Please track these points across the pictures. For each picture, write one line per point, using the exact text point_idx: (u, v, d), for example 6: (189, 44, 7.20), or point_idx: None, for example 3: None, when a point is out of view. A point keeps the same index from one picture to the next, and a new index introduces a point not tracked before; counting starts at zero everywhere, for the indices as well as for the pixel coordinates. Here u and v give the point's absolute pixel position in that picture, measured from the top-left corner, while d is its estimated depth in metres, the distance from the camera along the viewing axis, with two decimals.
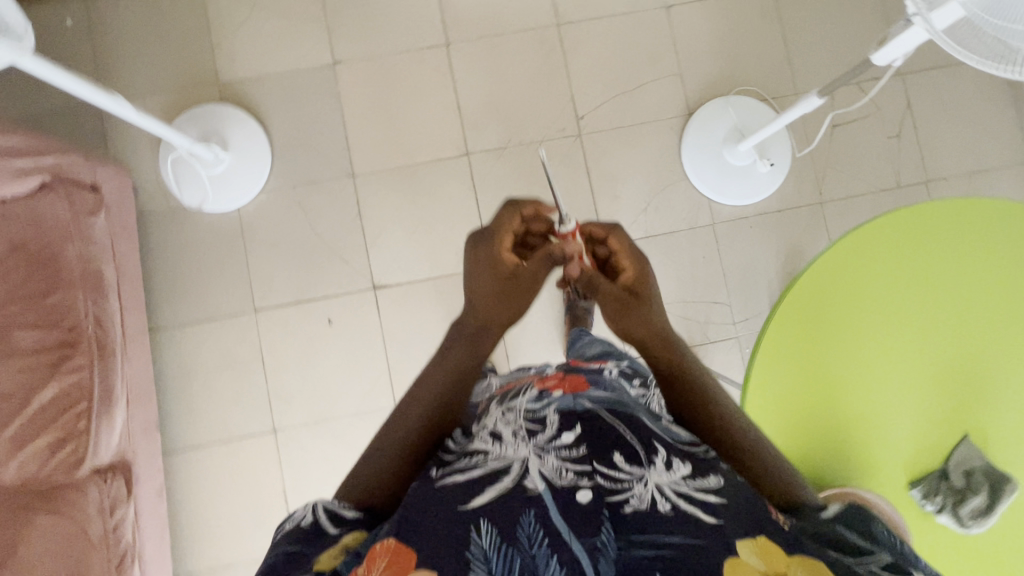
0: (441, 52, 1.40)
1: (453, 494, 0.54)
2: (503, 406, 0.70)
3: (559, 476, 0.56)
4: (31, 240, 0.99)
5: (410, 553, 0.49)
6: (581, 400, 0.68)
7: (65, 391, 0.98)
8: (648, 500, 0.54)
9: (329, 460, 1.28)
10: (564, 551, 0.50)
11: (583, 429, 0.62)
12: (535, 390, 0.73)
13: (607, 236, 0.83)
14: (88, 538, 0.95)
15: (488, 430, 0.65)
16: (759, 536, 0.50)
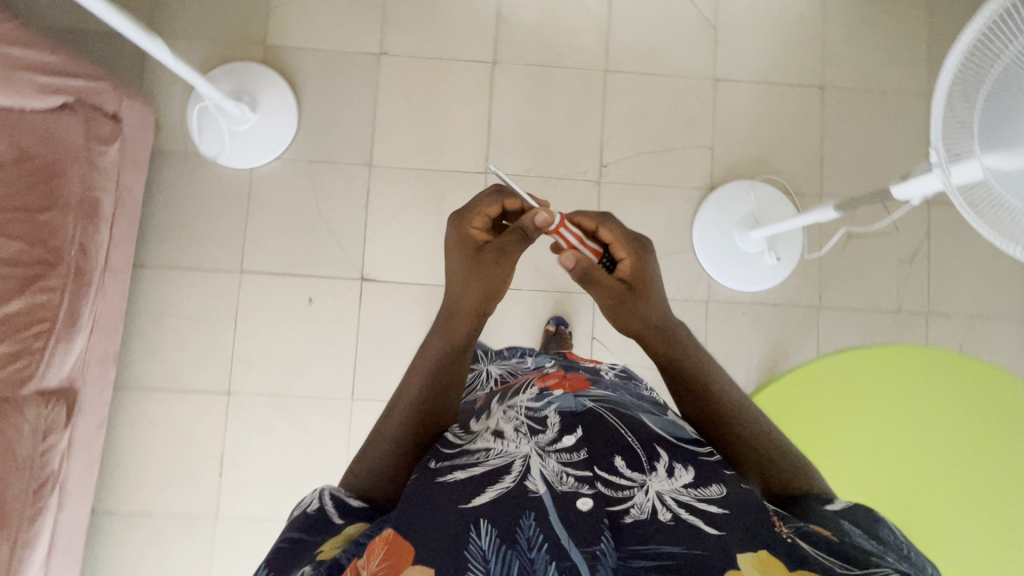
0: (486, 69, 1.41)
1: (452, 493, 0.55)
2: (505, 404, 0.72)
3: (560, 480, 0.57)
4: (40, 154, 1.01)
5: (409, 550, 0.51)
6: (583, 400, 0.70)
7: (31, 309, 0.98)
8: (648, 510, 0.55)
9: (273, 435, 1.28)
10: (564, 560, 0.50)
11: (585, 431, 0.64)
12: (535, 389, 0.75)
13: (598, 227, 0.84)
14: (15, 457, 0.95)
15: (490, 429, 0.66)
16: (761, 551, 0.50)
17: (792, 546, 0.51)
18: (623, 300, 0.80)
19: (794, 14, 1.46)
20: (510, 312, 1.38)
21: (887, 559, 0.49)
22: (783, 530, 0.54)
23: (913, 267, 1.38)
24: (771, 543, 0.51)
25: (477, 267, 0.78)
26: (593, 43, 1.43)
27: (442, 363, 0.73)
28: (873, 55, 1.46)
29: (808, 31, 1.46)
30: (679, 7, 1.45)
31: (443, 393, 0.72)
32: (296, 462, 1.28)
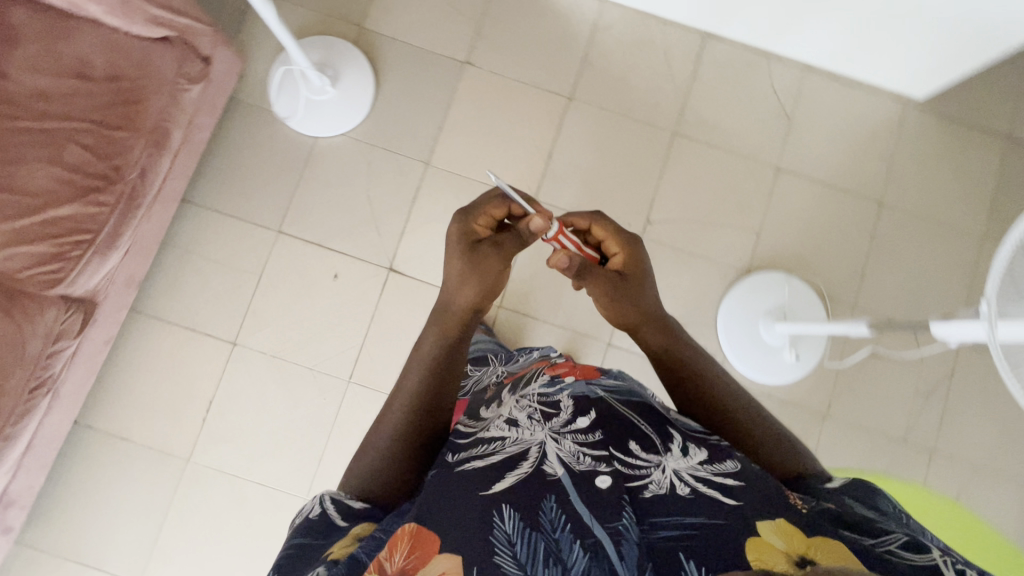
0: (561, 103, 1.44)
1: (472, 480, 0.59)
2: (517, 396, 0.81)
3: (578, 462, 0.62)
4: (129, 78, 1.04)
5: (434, 538, 0.54)
6: (594, 390, 0.79)
7: (78, 217, 1.01)
8: (666, 485, 0.58)
9: (264, 396, 1.29)
10: (589, 537, 0.52)
11: (597, 415, 0.71)
12: (545, 377, 0.87)
13: (591, 224, 0.90)
14: (22, 353, 0.98)
15: (505, 418, 0.73)
16: (779, 520, 0.53)
17: (810, 520, 0.54)
18: (618, 295, 0.85)
19: (869, 126, 1.48)
20: (522, 339, 1.38)
21: (895, 527, 0.55)
22: (793, 502, 0.58)
23: (929, 401, 1.36)
24: (788, 511, 0.54)
25: (475, 261, 0.83)
26: (668, 105, 1.46)
27: (436, 361, 0.80)
28: (937, 184, 1.46)
29: (879, 146, 1.47)
30: (759, 92, 1.48)
31: (438, 388, 0.78)
32: (279, 428, 1.29)
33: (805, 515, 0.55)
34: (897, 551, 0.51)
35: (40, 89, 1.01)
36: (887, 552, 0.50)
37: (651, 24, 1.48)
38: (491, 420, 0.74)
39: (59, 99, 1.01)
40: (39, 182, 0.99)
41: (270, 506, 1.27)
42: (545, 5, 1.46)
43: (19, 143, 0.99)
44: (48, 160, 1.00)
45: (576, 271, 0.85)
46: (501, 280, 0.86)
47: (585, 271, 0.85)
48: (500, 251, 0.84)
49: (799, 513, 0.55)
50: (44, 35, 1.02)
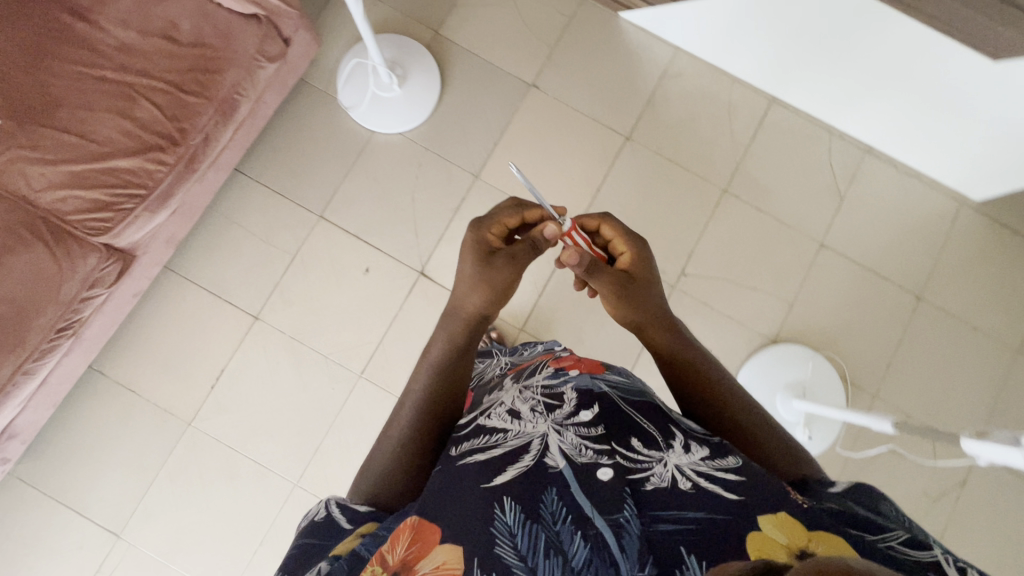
0: (617, 140, 1.45)
1: (474, 474, 0.58)
2: (520, 383, 0.74)
3: (579, 454, 0.58)
4: (212, 46, 1.06)
5: (436, 530, 0.54)
6: (598, 381, 0.71)
7: (137, 171, 1.03)
8: (668, 479, 0.55)
9: (275, 375, 1.30)
10: (589, 529, 0.51)
11: (601, 408, 0.65)
12: (550, 368, 0.76)
13: (599, 224, 0.84)
14: (57, 294, 1.00)
15: (506, 408, 0.68)
16: (780, 513, 0.50)
17: (811, 513, 0.51)
18: (628, 295, 0.80)
19: (920, 217, 1.46)
20: None
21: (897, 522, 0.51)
22: (795, 495, 0.54)
23: (936, 507, 1.33)
24: (790, 504, 0.52)
25: (488, 270, 0.80)
26: (723, 162, 1.46)
27: (446, 361, 0.78)
28: (981, 288, 1.44)
29: (927, 239, 1.46)
30: (816, 165, 1.47)
31: (449, 388, 0.76)
32: (283, 409, 1.29)
33: (808, 508, 0.52)
34: (899, 550, 0.47)
35: (125, 42, 1.03)
36: (891, 550, 0.47)
37: (720, 79, 1.48)
38: (491, 407, 0.70)
39: (141, 56, 1.03)
40: (106, 132, 1.01)
41: (261, 484, 1.27)
42: (619, 44, 1.47)
43: (96, 92, 1.02)
44: (119, 112, 1.02)
45: (585, 266, 0.79)
46: (512, 288, 0.83)
47: (593, 269, 0.79)
48: (515, 262, 0.80)
49: (801, 506, 0.52)
50: None
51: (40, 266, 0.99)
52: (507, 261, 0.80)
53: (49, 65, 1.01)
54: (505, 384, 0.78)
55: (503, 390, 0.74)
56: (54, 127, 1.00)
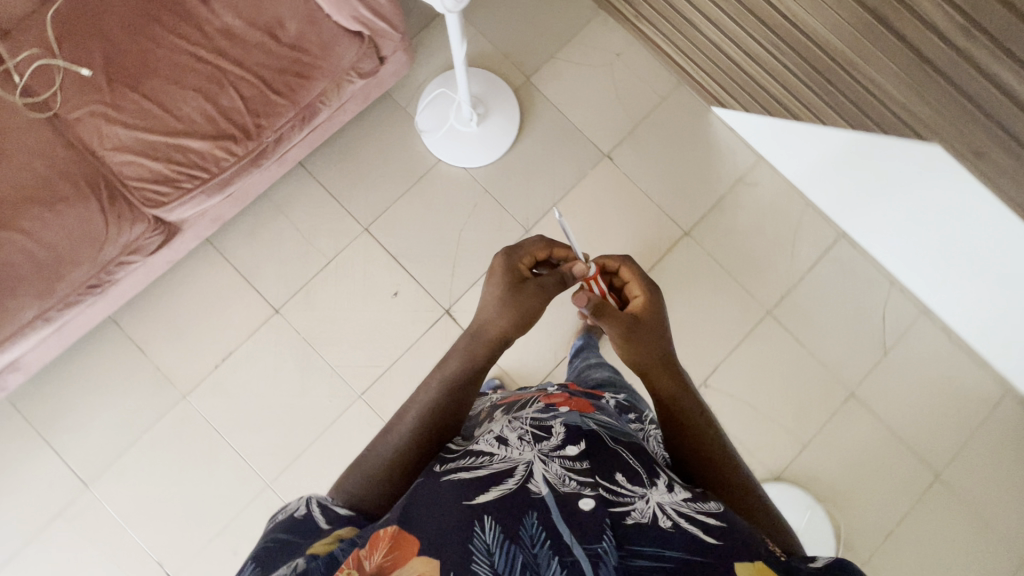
0: (674, 233, 1.42)
1: (454, 491, 0.54)
2: (511, 416, 0.72)
3: (563, 484, 0.56)
4: (309, 54, 1.05)
5: (414, 542, 0.49)
6: (587, 420, 0.69)
7: (205, 152, 1.03)
8: (649, 516, 0.53)
9: (279, 373, 1.30)
10: (568, 556, 0.49)
11: (587, 444, 0.63)
12: (540, 404, 0.75)
13: (620, 266, 0.86)
14: (97, 254, 1.01)
15: (494, 434, 0.66)
16: (758, 562, 0.49)
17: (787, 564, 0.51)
18: (638, 339, 0.77)
19: (961, 394, 1.40)
20: None
21: None
22: (772, 548, 0.53)
23: None
24: (764, 553, 0.51)
25: (517, 295, 0.79)
26: (774, 281, 1.42)
27: (455, 382, 0.73)
28: (1004, 482, 1.37)
29: (962, 420, 1.39)
30: (867, 311, 1.42)
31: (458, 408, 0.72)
32: (276, 407, 1.29)
33: (783, 559, 0.52)
34: None
35: (230, 27, 1.04)
36: None
37: (795, 199, 1.44)
38: (478, 436, 0.67)
39: (241, 45, 1.04)
40: (188, 110, 1.02)
41: (234, 474, 1.27)
42: (703, 138, 1.45)
43: (188, 68, 1.03)
44: (205, 92, 1.03)
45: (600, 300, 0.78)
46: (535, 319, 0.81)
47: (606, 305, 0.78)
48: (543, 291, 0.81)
49: (776, 557, 0.52)
50: None
51: (90, 223, 1.00)
52: (535, 288, 0.79)
53: (154, 30, 1.03)
54: (494, 415, 0.76)
55: (493, 421, 0.73)
56: (141, 93, 1.02)
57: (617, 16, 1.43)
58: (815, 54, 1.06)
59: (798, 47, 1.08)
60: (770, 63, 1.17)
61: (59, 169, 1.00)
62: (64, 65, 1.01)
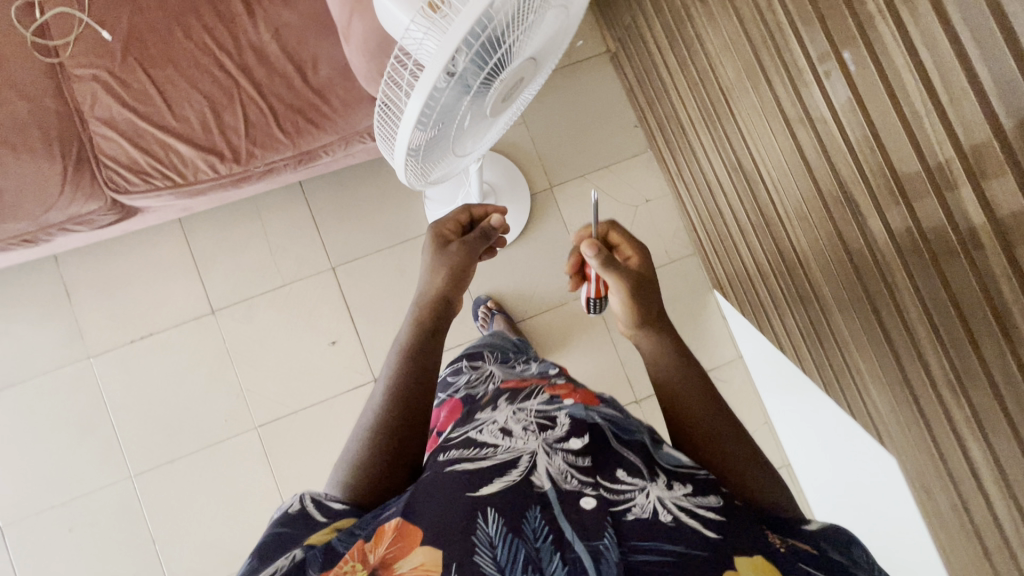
0: (626, 398, 1.34)
1: (455, 483, 0.50)
2: (513, 404, 0.65)
3: (564, 481, 0.51)
4: (326, 105, 1.00)
5: (415, 531, 0.46)
6: (593, 409, 0.62)
7: (188, 157, 0.99)
8: (651, 510, 0.48)
9: (189, 374, 1.26)
10: (569, 552, 0.44)
11: (592, 433, 0.57)
12: (545, 394, 0.67)
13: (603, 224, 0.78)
14: (40, 215, 0.97)
15: (497, 425, 0.61)
16: (757, 555, 0.45)
17: (779, 554, 0.46)
18: (642, 294, 0.71)
19: None
20: None
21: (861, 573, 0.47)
22: (770, 537, 0.49)
23: None
24: (765, 547, 0.47)
25: (439, 258, 0.77)
26: None
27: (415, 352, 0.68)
28: None
29: None
30: None
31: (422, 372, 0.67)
32: (172, 406, 1.25)
33: (783, 552, 0.47)
34: None
35: (263, 46, 1.00)
36: None
37: (757, 410, 1.39)
38: (481, 423, 0.63)
39: (266, 69, 0.99)
40: (187, 111, 0.98)
41: (106, 452, 1.23)
42: (695, 315, 1.41)
43: (205, 71, 0.99)
44: (212, 101, 0.99)
45: (602, 260, 0.69)
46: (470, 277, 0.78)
47: (612, 262, 0.70)
48: (468, 249, 0.78)
49: (773, 547, 0.47)
50: (308, 13, 1.01)
51: (45, 183, 0.96)
52: (456, 247, 0.78)
53: (190, 21, 1.00)
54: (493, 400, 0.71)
55: (492, 407, 0.67)
56: (149, 77, 0.98)
57: (662, 164, 1.38)
58: (817, 316, 1.00)
59: (803, 299, 1.02)
60: (778, 292, 1.11)
61: (39, 118, 0.97)
62: (86, 21, 0.98)
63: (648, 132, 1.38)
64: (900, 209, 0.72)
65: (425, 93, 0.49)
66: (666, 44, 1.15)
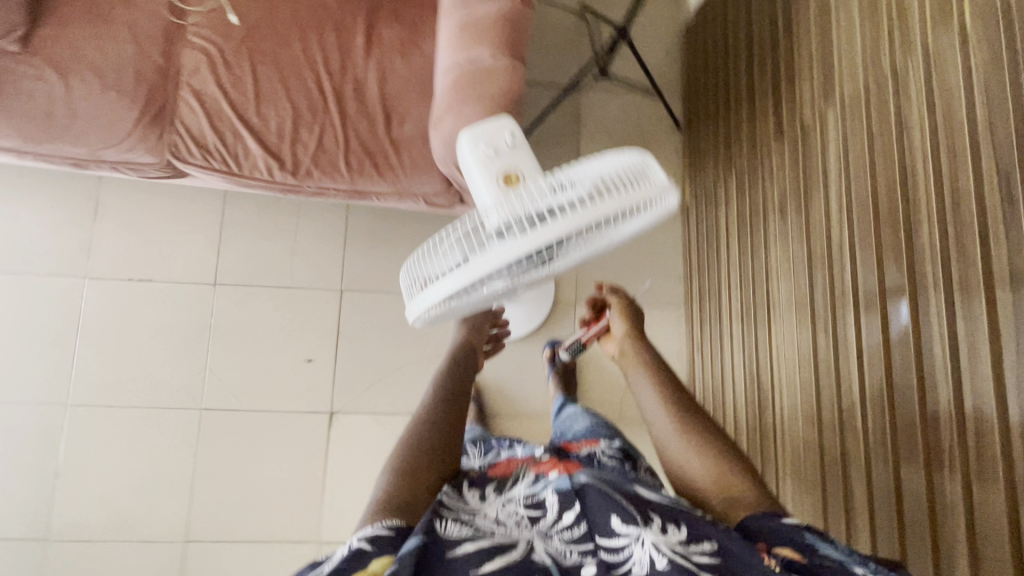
0: None
1: (461, 563, 0.51)
2: (500, 493, 0.65)
3: (564, 558, 0.54)
4: (397, 157, 1.00)
5: None
6: (577, 475, 0.64)
7: (253, 153, 1.00)
8: (648, 563, 0.51)
9: (165, 334, 1.26)
10: None
11: (582, 503, 0.59)
12: (529, 475, 0.68)
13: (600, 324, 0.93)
14: (99, 149, 0.99)
15: (490, 515, 0.60)
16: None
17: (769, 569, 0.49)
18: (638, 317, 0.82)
19: None
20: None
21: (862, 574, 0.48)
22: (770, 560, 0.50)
23: None
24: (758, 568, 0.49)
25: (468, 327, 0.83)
26: None
27: (452, 389, 0.73)
28: None
29: None
30: None
31: (459, 400, 0.72)
32: (136, 356, 1.24)
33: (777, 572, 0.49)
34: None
35: (365, 83, 1.02)
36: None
37: None
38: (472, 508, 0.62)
39: (358, 104, 1.01)
40: (270, 112, 1.00)
41: (56, 373, 1.22)
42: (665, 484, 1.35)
43: (304, 85, 1.01)
44: (297, 111, 1.00)
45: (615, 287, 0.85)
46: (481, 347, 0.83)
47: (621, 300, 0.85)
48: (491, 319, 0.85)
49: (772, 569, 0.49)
50: (420, 72, 1.04)
51: (117, 124, 0.99)
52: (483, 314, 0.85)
53: (312, 36, 1.04)
54: (478, 479, 0.69)
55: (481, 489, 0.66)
56: (253, 70, 1.01)
57: (690, 328, 1.34)
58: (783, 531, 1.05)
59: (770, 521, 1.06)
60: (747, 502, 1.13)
61: (141, 66, 1.01)
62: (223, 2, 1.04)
63: (689, 291, 1.35)
64: (887, 483, 0.78)
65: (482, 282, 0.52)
66: (735, 228, 1.14)
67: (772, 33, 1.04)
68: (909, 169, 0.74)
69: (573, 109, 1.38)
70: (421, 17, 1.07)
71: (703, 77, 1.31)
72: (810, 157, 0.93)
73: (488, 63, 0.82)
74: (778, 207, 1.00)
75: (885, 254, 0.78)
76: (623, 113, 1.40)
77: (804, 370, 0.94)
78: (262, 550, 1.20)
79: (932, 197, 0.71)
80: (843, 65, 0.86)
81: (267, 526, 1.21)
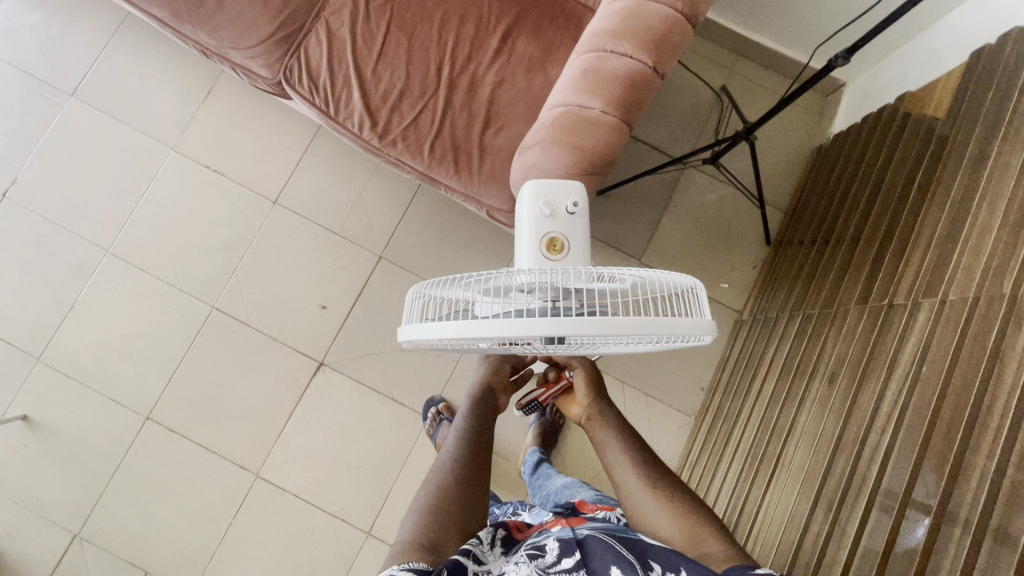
0: None
1: None
2: (504, 547, 0.62)
3: None
4: (480, 162, 1.00)
5: None
6: (581, 529, 0.62)
7: (352, 105, 1.02)
8: None
9: (213, 227, 1.31)
10: None
11: (583, 551, 0.57)
12: (535, 533, 0.66)
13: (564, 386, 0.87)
14: (226, 46, 1.05)
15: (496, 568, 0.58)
16: None
17: None
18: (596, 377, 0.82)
19: None
20: (212, 499, 1.22)
21: None
22: None
23: None
24: None
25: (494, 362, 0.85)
26: None
27: (473, 434, 0.74)
28: None
29: None
30: None
31: (482, 441, 0.74)
32: (181, 236, 1.31)
33: None
34: None
35: (481, 82, 1.02)
36: None
37: None
38: (474, 552, 0.59)
39: (465, 97, 1.02)
40: (385, 73, 1.02)
41: (111, 220, 1.30)
42: None
43: (425, 61, 1.03)
44: (408, 83, 1.02)
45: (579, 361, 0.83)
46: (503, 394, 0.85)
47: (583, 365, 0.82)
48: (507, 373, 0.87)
49: None
50: (535, 92, 1.03)
51: (250, 30, 1.04)
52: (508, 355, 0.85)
53: (453, 20, 1.05)
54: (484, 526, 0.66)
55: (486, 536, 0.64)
56: (387, 30, 1.04)
57: (690, 442, 1.27)
58: None
59: None
60: None
61: None
62: None
63: (706, 406, 1.27)
64: None
65: (463, 336, 0.49)
66: (779, 369, 1.07)
67: (901, 195, 0.96)
68: (986, 402, 0.64)
69: (671, 181, 1.34)
70: (559, 42, 1.06)
71: (813, 204, 1.24)
72: (885, 337, 0.84)
73: (595, 116, 0.81)
74: (830, 370, 0.92)
75: (921, 468, 0.69)
76: (718, 206, 1.34)
77: (786, 548, 0.85)
78: (205, 458, 1.23)
79: (997, 440, 0.61)
80: (962, 260, 0.77)
81: (219, 439, 1.24)
